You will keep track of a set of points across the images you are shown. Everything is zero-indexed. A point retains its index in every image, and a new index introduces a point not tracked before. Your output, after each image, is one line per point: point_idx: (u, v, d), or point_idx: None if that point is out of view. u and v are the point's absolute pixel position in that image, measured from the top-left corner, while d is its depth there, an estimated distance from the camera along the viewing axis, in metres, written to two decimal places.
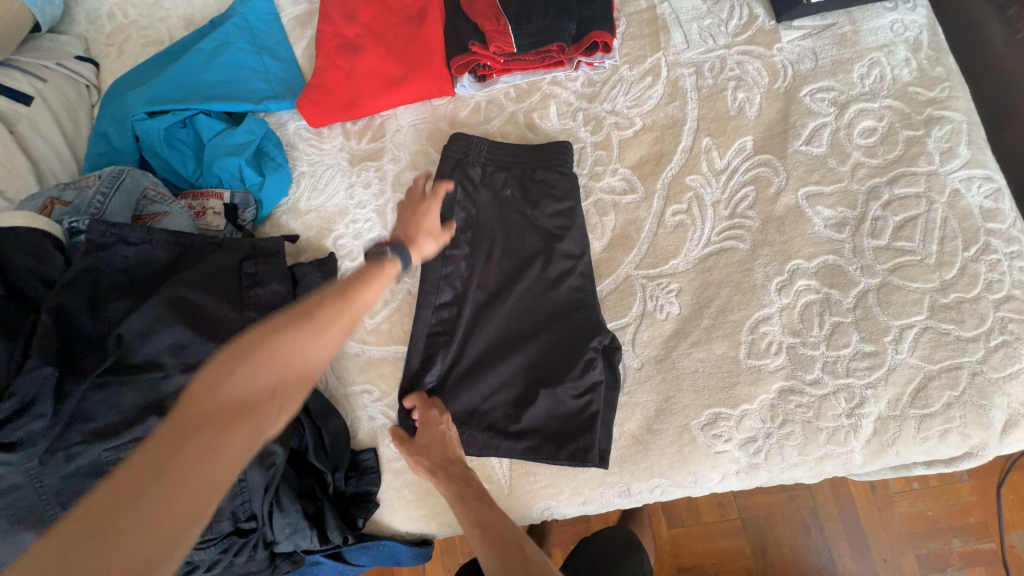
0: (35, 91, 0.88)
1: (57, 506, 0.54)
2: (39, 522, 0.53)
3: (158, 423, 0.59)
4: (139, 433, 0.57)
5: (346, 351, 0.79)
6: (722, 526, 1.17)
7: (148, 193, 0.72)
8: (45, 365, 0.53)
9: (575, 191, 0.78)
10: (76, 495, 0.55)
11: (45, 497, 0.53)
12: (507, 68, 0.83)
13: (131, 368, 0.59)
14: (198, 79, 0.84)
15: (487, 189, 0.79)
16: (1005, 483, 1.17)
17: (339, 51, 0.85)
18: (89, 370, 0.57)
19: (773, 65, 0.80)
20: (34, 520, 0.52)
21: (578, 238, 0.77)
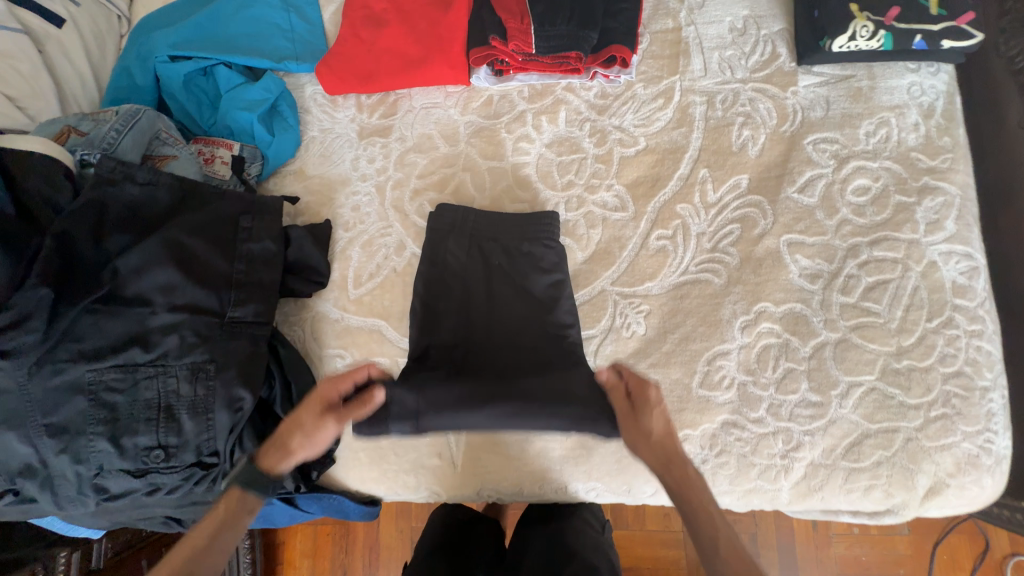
0: (68, 14, 0.90)
1: (37, 413, 0.59)
2: (21, 424, 0.59)
3: (140, 353, 0.64)
4: (122, 359, 0.63)
5: (326, 316, 0.83)
6: (663, 538, 1.22)
7: (162, 135, 0.76)
8: (42, 286, 0.57)
9: (563, 263, 0.78)
10: (55, 407, 0.60)
11: (28, 403, 0.59)
12: (523, 67, 0.84)
13: (123, 300, 0.64)
14: (223, 30, 0.86)
15: (473, 256, 0.79)
16: (942, 544, 1.20)
17: (364, 23, 0.87)
18: (82, 296, 0.61)
19: (784, 108, 0.81)
20: (18, 421, 0.58)
21: (568, 308, 0.76)
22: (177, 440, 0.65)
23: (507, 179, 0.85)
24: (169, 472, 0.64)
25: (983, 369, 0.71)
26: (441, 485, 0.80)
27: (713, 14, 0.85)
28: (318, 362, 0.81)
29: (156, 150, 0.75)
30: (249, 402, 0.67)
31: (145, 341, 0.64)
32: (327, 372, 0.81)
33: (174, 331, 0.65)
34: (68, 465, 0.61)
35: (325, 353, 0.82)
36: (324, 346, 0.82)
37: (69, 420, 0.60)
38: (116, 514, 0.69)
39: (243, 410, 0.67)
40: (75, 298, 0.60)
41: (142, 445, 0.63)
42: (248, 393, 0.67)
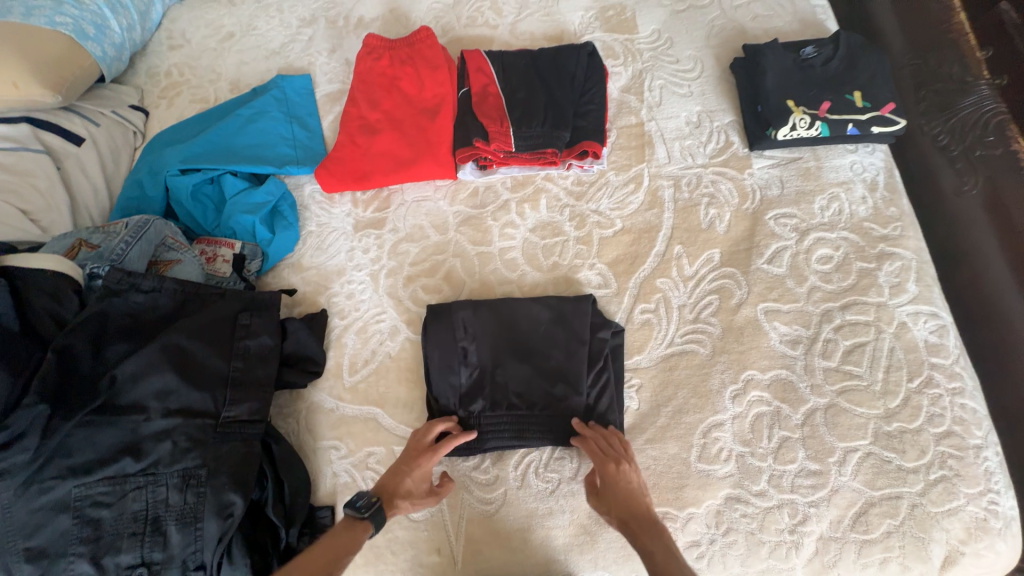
0: (88, 134, 0.99)
1: (19, 537, 0.57)
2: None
3: (130, 463, 0.63)
4: (111, 472, 0.62)
5: (321, 406, 0.83)
6: None
7: (168, 241, 0.81)
8: (38, 403, 0.58)
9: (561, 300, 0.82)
10: (37, 530, 0.58)
11: (12, 528, 0.57)
12: (506, 162, 0.92)
13: (117, 409, 0.64)
14: (231, 142, 0.95)
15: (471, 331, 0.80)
16: None
17: (359, 131, 0.96)
18: (78, 408, 0.61)
19: (744, 188, 0.89)
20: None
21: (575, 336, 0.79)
22: (161, 555, 0.62)
23: (496, 262, 0.90)
24: None
25: (972, 427, 0.72)
26: None
27: (671, 110, 0.96)
28: (311, 456, 0.79)
29: (161, 256, 0.79)
30: (240, 507, 0.65)
31: (137, 450, 0.63)
32: (321, 465, 0.79)
33: (169, 435, 0.65)
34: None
35: (319, 445, 0.80)
36: (319, 438, 0.80)
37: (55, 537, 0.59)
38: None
39: (233, 516, 0.65)
40: (71, 412, 0.61)
41: (124, 564, 0.60)
42: (239, 497, 0.66)
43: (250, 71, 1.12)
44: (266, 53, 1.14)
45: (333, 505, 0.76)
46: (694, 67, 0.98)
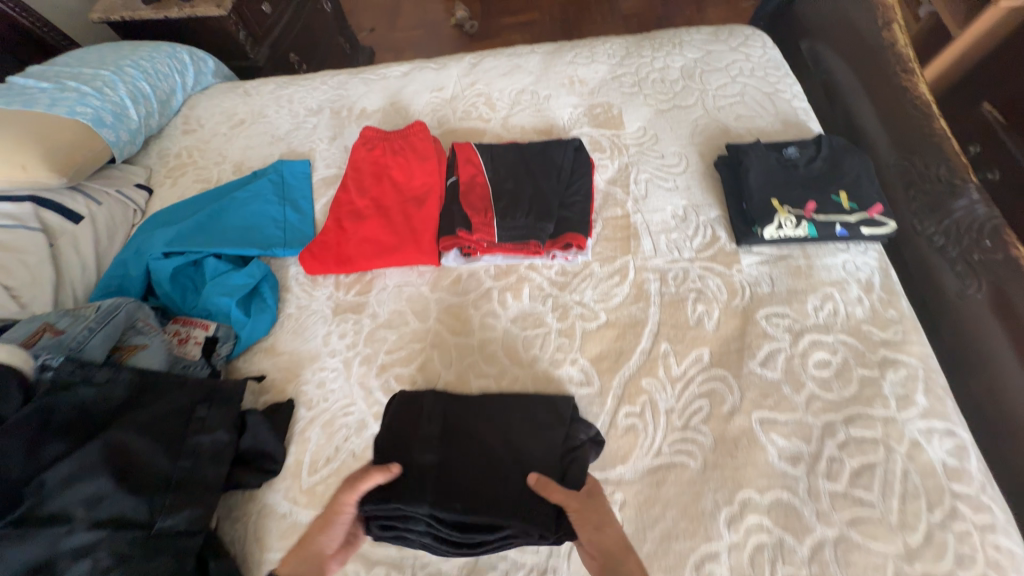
0: (88, 212, 1.02)
1: None
2: None
3: None
4: None
5: (274, 509, 0.75)
6: None
7: (139, 324, 0.79)
8: None
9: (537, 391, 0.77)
10: None
11: None
12: (489, 251, 0.91)
13: (39, 520, 0.58)
14: (221, 224, 0.97)
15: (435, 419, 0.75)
16: None
17: (347, 216, 0.98)
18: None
19: (732, 284, 0.86)
20: None
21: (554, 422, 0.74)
22: None
23: (474, 353, 0.86)
24: None
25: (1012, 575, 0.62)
26: None
27: (657, 203, 0.96)
28: (254, 571, 0.71)
29: (128, 340, 0.77)
30: None
31: (49, 570, 0.57)
32: None
33: (89, 552, 0.58)
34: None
35: (264, 559, 0.71)
36: (266, 550, 0.72)
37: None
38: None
39: None
40: None
41: None
42: None
43: (255, 155, 1.18)
44: (272, 138, 1.21)
45: None
46: (679, 162, 1.01)
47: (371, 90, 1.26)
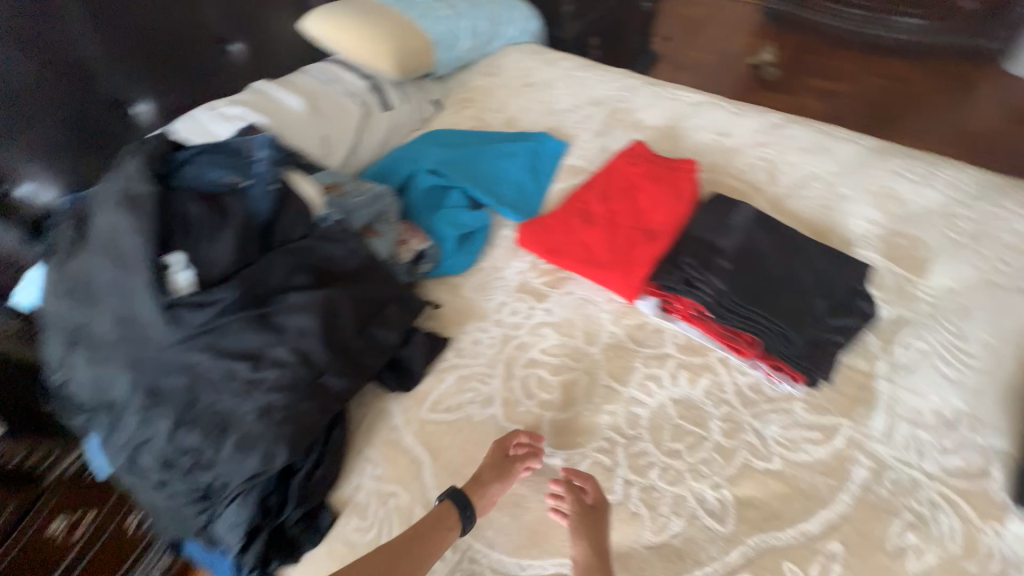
0: (394, 106, 1.26)
1: (152, 372, 0.68)
2: (136, 374, 0.68)
3: (245, 369, 0.70)
4: (230, 366, 0.70)
5: (390, 418, 0.84)
6: None
7: (384, 214, 0.93)
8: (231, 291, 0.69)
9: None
10: (164, 373, 0.68)
11: (153, 362, 0.68)
12: (691, 319, 0.84)
13: (268, 324, 0.72)
14: (475, 164, 1.07)
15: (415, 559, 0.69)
16: None
17: (577, 211, 0.99)
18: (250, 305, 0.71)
19: (974, 540, 0.64)
20: (138, 370, 0.67)
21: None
22: (209, 457, 0.68)
23: (618, 406, 0.81)
24: (184, 482, 0.69)
25: None
26: None
27: (919, 384, 0.76)
28: (355, 454, 0.81)
29: (373, 224, 0.91)
30: (280, 461, 0.69)
31: (255, 362, 0.71)
32: (355, 470, 0.80)
33: (279, 367, 0.72)
34: (138, 420, 0.68)
35: (365, 450, 0.82)
36: (369, 444, 0.82)
37: (166, 386, 0.68)
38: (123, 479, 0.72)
39: (271, 465, 0.69)
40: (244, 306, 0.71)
41: (185, 441, 0.68)
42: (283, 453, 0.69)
43: (526, 119, 1.29)
44: (547, 111, 1.30)
45: (338, 515, 0.76)
46: (980, 354, 0.77)
47: (655, 106, 1.24)
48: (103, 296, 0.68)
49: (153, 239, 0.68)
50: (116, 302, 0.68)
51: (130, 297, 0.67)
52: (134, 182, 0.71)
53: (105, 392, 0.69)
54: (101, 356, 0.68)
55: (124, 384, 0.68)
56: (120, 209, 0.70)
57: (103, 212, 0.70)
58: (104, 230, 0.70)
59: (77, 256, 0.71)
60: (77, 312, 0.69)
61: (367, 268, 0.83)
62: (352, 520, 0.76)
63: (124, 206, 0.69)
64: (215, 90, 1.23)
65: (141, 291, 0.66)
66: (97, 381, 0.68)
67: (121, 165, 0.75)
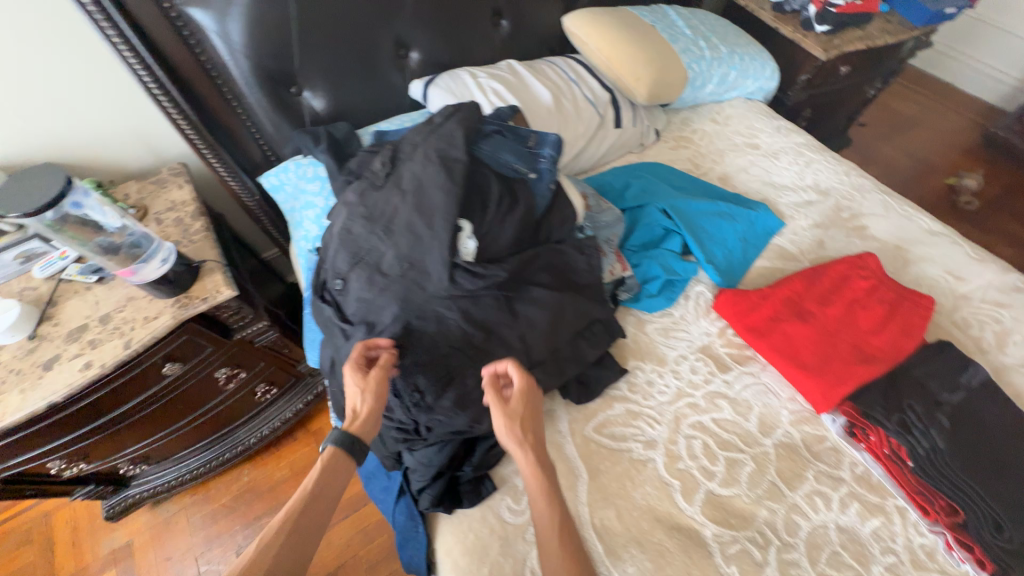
0: (625, 127, 1.29)
1: (414, 314, 0.76)
2: (402, 310, 0.76)
3: (478, 337, 0.77)
4: (469, 330, 0.77)
5: (557, 422, 0.90)
6: None
7: (611, 239, 0.98)
8: (501, 272, 0.78)
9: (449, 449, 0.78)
10: (421, 316, 0.76)
11: (418, 306, 0.76)
12: (879, 455, 0.83)
13: (510, 308, 0.79)
14: (696, 215, 1.08)
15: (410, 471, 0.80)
16: None
17: (787, 300, 0.98)
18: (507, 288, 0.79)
19: None
20: (405, 307, 0.76)
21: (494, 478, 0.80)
22: (427, 402, 0.75)
23: (780, 507, 0.81)
24: (398, 414, 0.77)
25: None
26: None
27: None
28: None
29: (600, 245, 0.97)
30: (483, 428, 0.77)
31: (489, 334, 0.78)
32: (517, 455, 0.86)
33: (507, 348, 0.79)
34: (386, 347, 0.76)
35: None
36: None
37: (419, 329, 0.77)
38: (343, 385, 0.83)
39: (475, 428, 0.77)
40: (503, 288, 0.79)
41: (414, 382, 0.75)
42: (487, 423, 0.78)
43: (742, 181, 1.28)
44: (765, 180, 1.27)
45: (495, 488, 0.83)
46: None
47: (883, 218, 1.19)
48: (398, 236, 0.77)
49: (458, 204, 0.75)
50: (408, 245, 0.76)
51: (422, 246, 0.76)
52: (452, 146, 0.79)
53: (367, 314, 0.78)
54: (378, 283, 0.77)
55: (388, 314, 0.76)
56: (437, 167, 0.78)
57: (420, 164, 0.78)
58: (414, 178, 0.78)
59: (384, 192, 0.80)
60: (370, 240, 0.79)
61: (592, 285, 0.88)
62: (506, 499, 0.82)
63: (442, 165, 0.77)
64: (473, 55, 1.31)
65: (435, 246, 0.74)
66: (368, 302, 0.78)
67: (440, 126, 0.84)
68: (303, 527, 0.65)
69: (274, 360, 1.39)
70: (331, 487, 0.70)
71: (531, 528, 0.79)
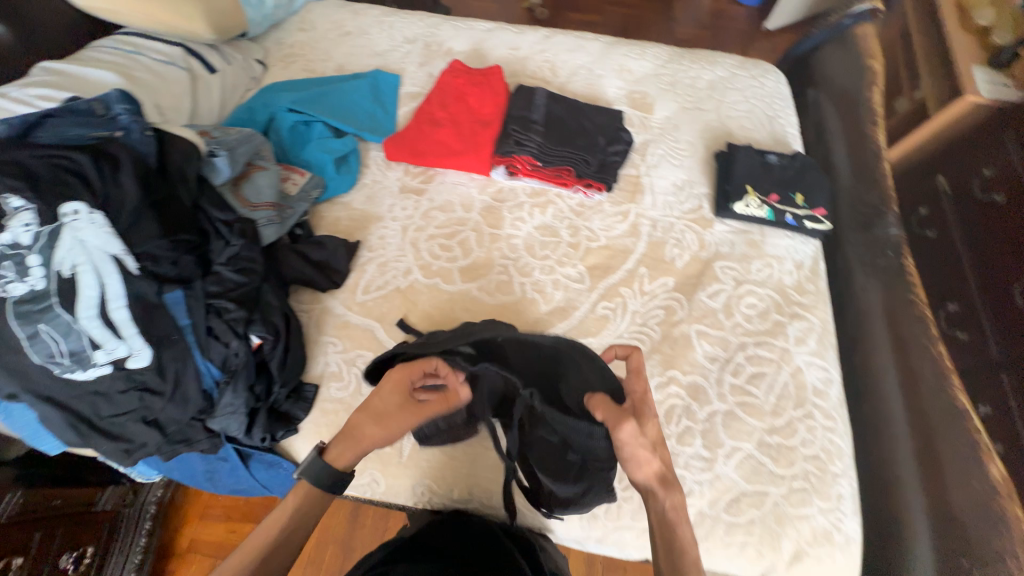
0: (221, 69, 1.28)
1: (184, 332, 0.81)
2: (177, 338, 0.80)
3: (177, 293, 0.81)
4: (164, 298, 0.80)
5: (332, 310, 1.01)
6: None
7: (261, 153, 1.05)
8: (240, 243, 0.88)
9: (235, 374, 0.83)
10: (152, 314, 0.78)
11: (200, 320, 0.82)
12: (529, 173, 1.18)
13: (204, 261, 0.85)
14: (328, 102, 1.24)
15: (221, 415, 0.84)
16: None
17: (427, 121, 1.24)
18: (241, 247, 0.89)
19: (704, 240, 1.13)
20: (178, 331, 0.80)
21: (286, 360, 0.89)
22: (186, 372, 0.81)
23: (502, 243, 1.12)
24: (168, 403, 0.80)
25: (834, 457, 0.91)
26: (384, 471, 0.90)
27: (664, 173, 1.23)
28: (313, 345, 0.96)
29: (255, 161, 1.03)
30: (240, 352, 0.83)
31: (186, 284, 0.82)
32: (318, 355, 0.95)
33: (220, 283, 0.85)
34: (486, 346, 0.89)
35: (321, 339, 0.97)
36: (323, 333, 0.98)
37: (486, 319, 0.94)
38: (169, 437, 0.82)
39: (237, 355, 0.83)
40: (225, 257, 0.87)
41: (175, 371, 0.80)
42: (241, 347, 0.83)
43: (355, 62, 1.44)
44: (372, 53, 1.46)
45: (318, 386, 0.92)
46: (689, 148, 1.28)
47: (460, 36, 1.51)
48: (111, 254, 0.74)
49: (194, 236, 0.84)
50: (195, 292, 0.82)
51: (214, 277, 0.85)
52: (125, 175, 0.77)
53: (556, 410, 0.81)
54: (116, 301, 0.75)
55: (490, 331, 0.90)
56: (113, 181, 0.76)
57: (146, 203, 0.79)
58: (92, 203, 0.74)
59: (117, 264, 0.75)
60: (242, 288, 0.86)
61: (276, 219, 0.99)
62: (332, 384, 0.93)
63: (157, 209, 0.80)
64: None
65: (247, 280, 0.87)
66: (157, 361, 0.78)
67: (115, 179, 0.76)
68: (261, 545, 0.71)
69: (45, 519, 1.02)
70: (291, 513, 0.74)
71: (363, 383, 0.93)
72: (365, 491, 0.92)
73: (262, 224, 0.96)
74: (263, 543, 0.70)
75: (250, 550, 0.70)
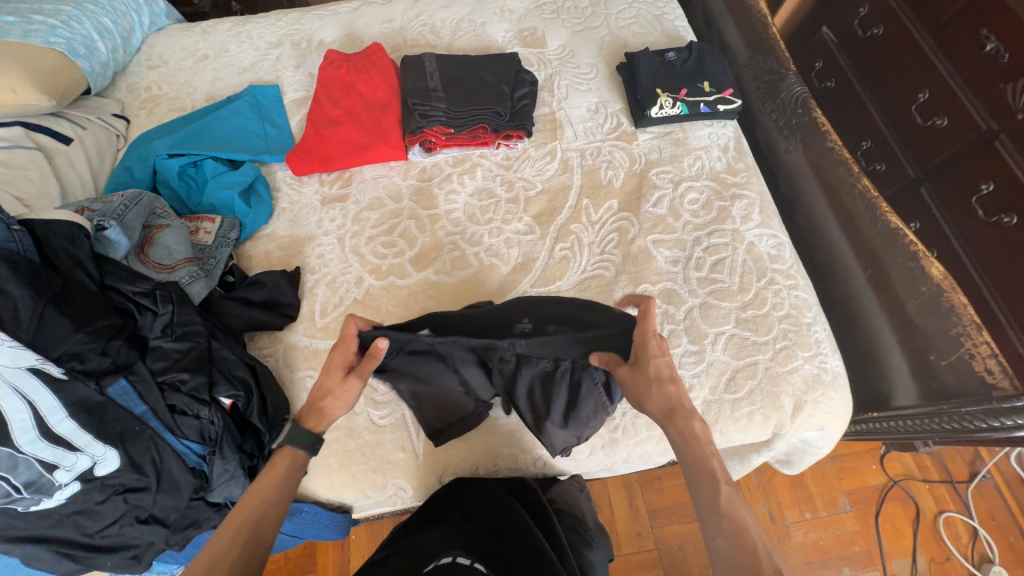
0: (75, 135, 1.13)
1: (144, 420, 0.75)
2: (141, 427, 0.75)
3: (124, 384, 0.74)
4: (108, 394, 0.73)
5: (296, 344, 0.95)
6: (663, 517, 1.32)
7: (158, 211, 0.95)
8: (168, 308, 0.80)
9: (218, 443, 0.78)
10: (101, 414, 0.72)
11: (157, 401, 0.76)
12: (447, 144, 1.14)
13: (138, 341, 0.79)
14: (210, 134, 1.13)
15: (219, 486, 0.79)
16: (886, 497, 1.34)
17: (323, 124, 1.16)
18: (173, 314, 0.80)
19: (633, 155, 1.14)
20: (139, 420, 0.75)
21: (266, 412, 0.83)
22: (164, 457, 0.76)
23: (443, 221, 1.08)
24: (156, 494, 0.75)
25: (804, 310, 0.97)
26: (406, 477, 0.88)
27: (576, 102, 1.22)
28: (289, 385, 0.91)
29: (153, 221, 0.93)
30: (215, 417, 0.78)
31: (129, 371, 0.75)
32: (299, 392, 0.91)
33: (165, 359, 0.78)
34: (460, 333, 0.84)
35: (296, 376, 0.92)
36: (296, 369, 0.93)
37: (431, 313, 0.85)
38: (171, 527, 0.77)
39: (214, 422, 0.78)
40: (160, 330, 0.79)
41: (148, 460, 0.74)
42: (215, 413, 0.78)
43: (224, 85, 1.31)
44: (238, 70, 1.33)
45: None
46: (591, 70, 1.26)
47: (326, 24, 1.40)
48: (27, 367, 0.67)
49: (112, 318, 0.76)
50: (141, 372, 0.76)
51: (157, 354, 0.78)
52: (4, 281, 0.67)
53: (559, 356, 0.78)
54: (55, 414, 0.68)
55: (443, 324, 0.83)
56: None
57: (44, 302, 0.70)
58: None
59: (38, 375, 0.68)
60: (198, 353, 0.79)
61: (207, 277, 0.92)
62: None
63: (61, 303, 0.71)
64: None
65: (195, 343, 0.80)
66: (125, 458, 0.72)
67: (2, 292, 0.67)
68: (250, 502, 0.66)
69: None
70: (283, 468, 0.70)
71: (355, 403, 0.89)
72: (396, 500, 0.91)
73: (186, 282, 0.89)
74: (248, 501, 0.66)
75: (244, 508, 0.65)
